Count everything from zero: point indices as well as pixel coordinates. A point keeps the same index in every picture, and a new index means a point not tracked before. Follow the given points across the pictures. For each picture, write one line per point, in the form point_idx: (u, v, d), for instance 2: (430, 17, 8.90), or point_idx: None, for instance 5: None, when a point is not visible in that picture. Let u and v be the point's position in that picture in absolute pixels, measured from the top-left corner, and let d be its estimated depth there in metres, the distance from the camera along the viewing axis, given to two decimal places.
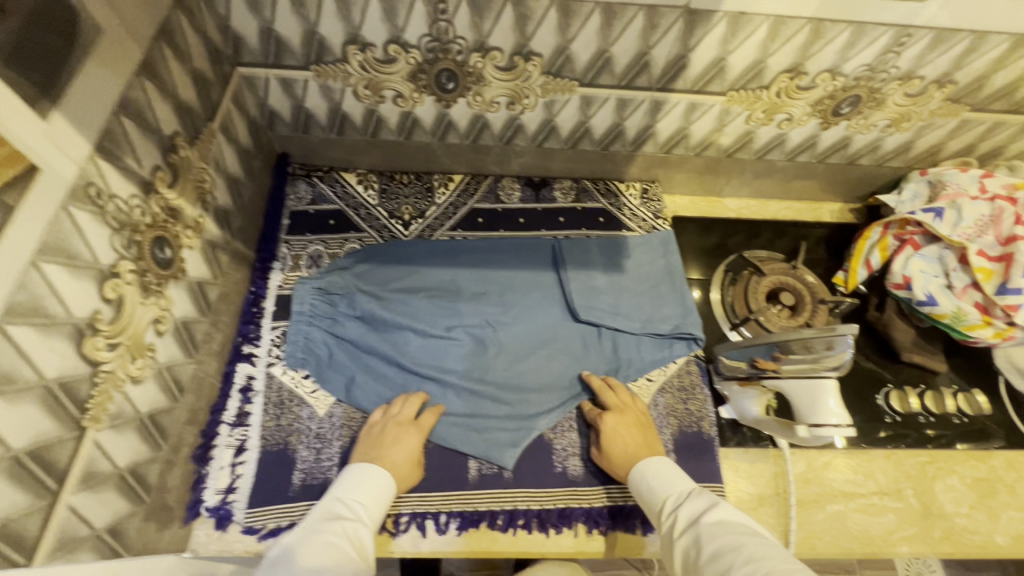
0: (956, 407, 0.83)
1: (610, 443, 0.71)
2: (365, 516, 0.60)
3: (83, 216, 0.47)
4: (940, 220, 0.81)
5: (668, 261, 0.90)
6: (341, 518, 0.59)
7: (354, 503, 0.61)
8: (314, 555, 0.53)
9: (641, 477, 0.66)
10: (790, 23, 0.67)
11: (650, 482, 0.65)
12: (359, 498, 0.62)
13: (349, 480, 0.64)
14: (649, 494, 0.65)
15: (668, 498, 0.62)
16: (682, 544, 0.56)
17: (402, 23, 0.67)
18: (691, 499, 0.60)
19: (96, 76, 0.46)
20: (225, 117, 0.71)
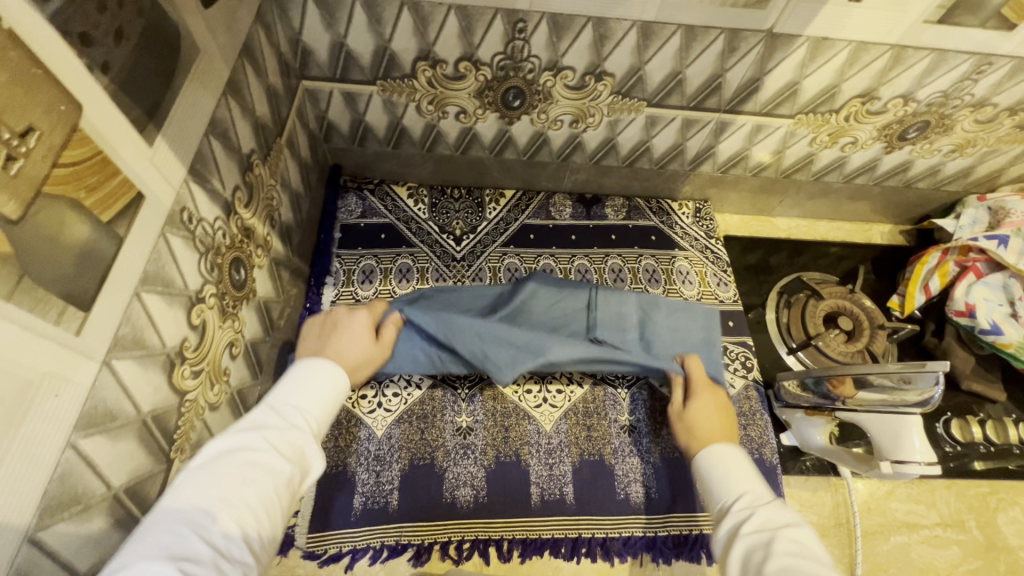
0: (1019, 437, 0.81)
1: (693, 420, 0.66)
2: (302, 421, 0.47)
3: (177, 241, 0.45)
4: (1005, 247, 0.80)
5: (710, 331, 0.76)
6: (271, 423, 0.45)
7: (296, 410, 0.48)
8: (227, 478, 0.40)
9: (716, 460, 0.59)
10: (872, 50, 0.66)
11: (727, 476, 0.57)
12: (303, 405, 0.49)
13: (294, 386, 0.51)
14: (720, 484, 0.57)
15: (744, 496, 0.54)
16: (748, 544, 0.48)
17: (478, 41, 0.65)
18: (769, 505, 0.52)
19: (189, 95, 0.45)
20: (290, 132, 0.70)
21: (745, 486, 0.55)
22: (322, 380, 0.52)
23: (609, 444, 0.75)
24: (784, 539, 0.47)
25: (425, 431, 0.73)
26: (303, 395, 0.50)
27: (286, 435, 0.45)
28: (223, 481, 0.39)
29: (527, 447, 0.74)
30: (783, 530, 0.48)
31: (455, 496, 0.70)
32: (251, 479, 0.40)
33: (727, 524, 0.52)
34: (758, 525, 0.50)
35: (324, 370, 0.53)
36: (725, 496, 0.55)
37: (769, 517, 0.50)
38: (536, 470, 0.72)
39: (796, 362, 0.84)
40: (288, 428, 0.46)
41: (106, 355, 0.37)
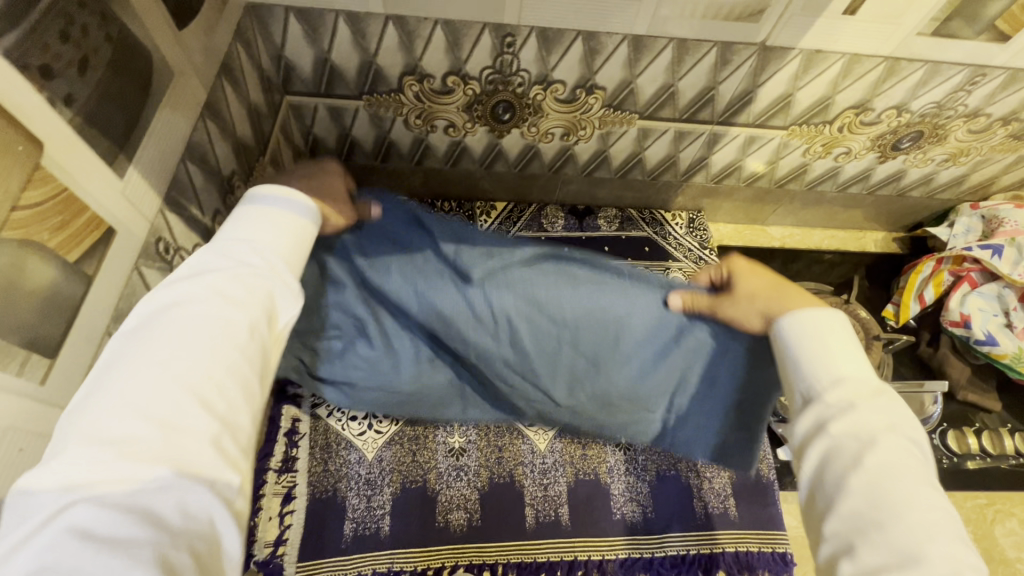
0: (1013, 447, 0.81)
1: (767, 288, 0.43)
2: (257, 257, 0.38)
3: (152, 274, 0.43)
4: (999, 257, 0.79)
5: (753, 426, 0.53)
6: (215, 266, 0.36)
7: (246, 246, 0.38)
8: (163, 340, 0.32)
9: (804, 337, 0.38)
10: (866, 62, 0.65)
11: (822, 353, 0.38)
12: (255, 238, 0.39)
13: (242, 219, 0.40)
14: (809, 360, 0.38)
15: (844, 385, 0.36)
16: (829, 450, 0.35)
17: (466, 55, 0.64)
18: (873, 399, 0.36)
19: (163, 121, 0.43)
20: (274, 150, 0.68)
21: (842, 366, 0.37)
22: (273, 218, 0.40)
23: (603, 462, 0.74)
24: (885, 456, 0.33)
25: (417, 453, 0.72)
26: (252, 231, 0.39)
27: (236, 280, 0.36)
28: (159, 347, 0.32)
29: (521, 468, 0.72)
30: (887, 438, 0.34)
31: (448, 520, 0.68)
32: (198, 341, 0.32)
33: (812, 416, 0.37)
34: (851, 428, 0.35)
35: (277, 210, 0.41)
36: (808, 376, 0.38)
37: (873, 423, 0.35)
38: (530, 491, 0.71)
39: None
40: (240, 268, 0.37)
41: (76, 402, 0.36)
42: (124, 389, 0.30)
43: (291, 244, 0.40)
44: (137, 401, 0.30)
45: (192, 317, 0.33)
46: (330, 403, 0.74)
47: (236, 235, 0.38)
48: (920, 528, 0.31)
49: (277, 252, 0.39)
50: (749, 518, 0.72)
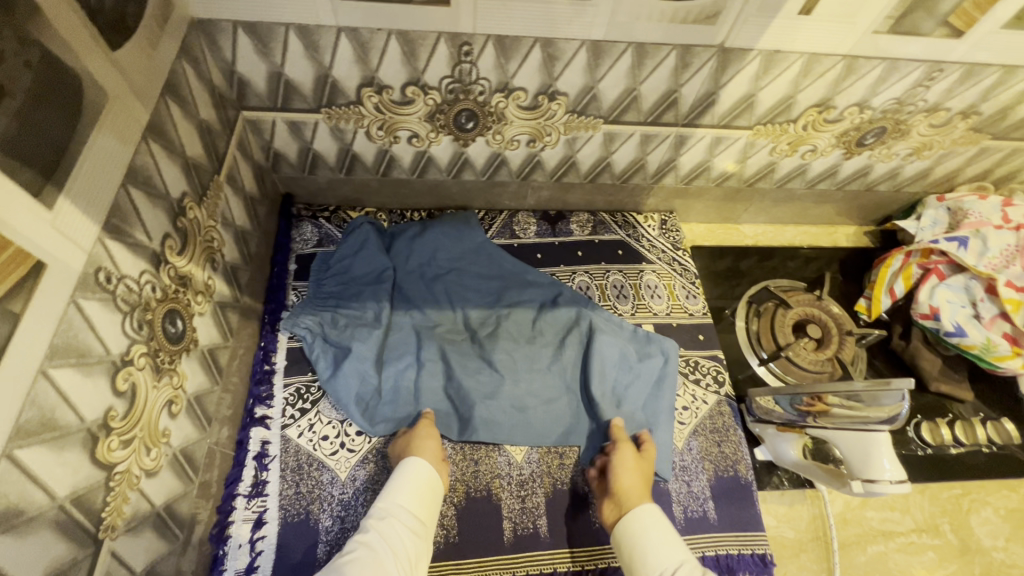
0: (986, 436, 0.82)
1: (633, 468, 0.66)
2: (405, 517, 0.58)
3: (92, 305, 0.41)
4: (964, 249, 0.80)
5: (657, 403, 0.77)
6: (382, 524, 0.57)
7: (399, 506, 0.59)
8: (359, 571, 0.52)
9: (646, 526, 0.59)
10: (824, 61, 0.65)
11: (664, 542, 0.58)
12: (406, 502, 0.60)
13: (393, 485, 0.61)
14: (658, 548, 0.58)
15: (681, 568, 0.55)
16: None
17: (423, 65, 0.63)
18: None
19: (101, 147, 0.42)
20: (231, 167, 0.67)
21: (681, 556, 0.57)
22: (417, 478, 0.62)
23: (582, 471, 0.73)
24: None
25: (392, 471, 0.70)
26: (401, 492, 0.60)
27: (394, 532, 0.57)
28: (358, 568, 0.52)
29: (498, 480, 0.71)
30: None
31: None
32: (389, 553, 0.54)
33: None
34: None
35: (411, 470, 0.62)
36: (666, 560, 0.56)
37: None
38: (508, 504, 0.70)
39: (767, 373, 0.83)
40: (407, 518, 0.58)
41: (6, 446, 0.34)
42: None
43: (429, 508, 0.61)
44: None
45: (381, 541, 0.55)
46: (301, 423, 0.70)
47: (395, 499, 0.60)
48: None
49: (423, 514, 0.60)
50: (729, 519, 0.72)
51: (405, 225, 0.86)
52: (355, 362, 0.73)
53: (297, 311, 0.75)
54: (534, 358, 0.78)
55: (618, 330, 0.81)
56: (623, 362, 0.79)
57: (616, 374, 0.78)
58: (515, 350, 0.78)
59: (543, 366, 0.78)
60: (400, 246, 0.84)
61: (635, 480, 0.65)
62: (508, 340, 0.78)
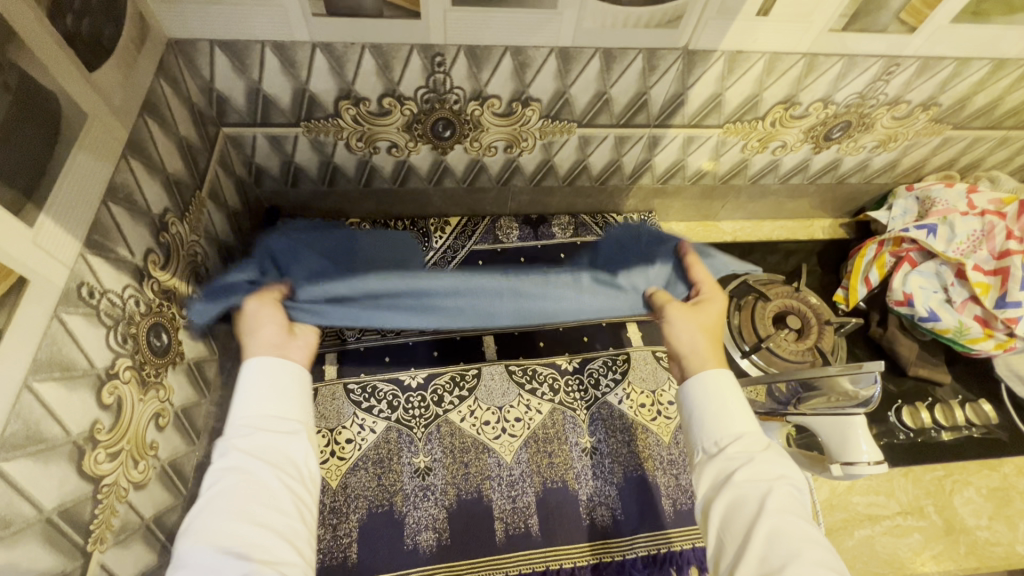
0: (966, 419, 0.84)
1: (693, 320, 0.62)
2: (275, 423, 0.52)
3: (75, 319, 0.42)
4: (934, 236, 0.83)
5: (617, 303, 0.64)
6: (246, 441, 0.50)
7: (261, 415, 0.51)
8: (239, 499, 0.47)
9: (708, 394, 0.57)
10: (785, 58, 0.67)
11: (723, 414, 0.56)
12: (264, 408, 0.52)
13: (245, 391, 0.52)
14: (715, 421, 0.56)
15: (742, 440, 0.54)
16: (741, 493, 0.51)
17: (397, 76, 0.64)
18: (764, 454, 0.53)
19: (82, 165, 0.43)
20: (213, 182, 0.68)
21: (743, 427, 0.55)
22: (272, 377, 0.53)
23: (571, 469, 0.73)
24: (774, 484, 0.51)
25: (382, 476, 0.70)
26: (259, 403, 0.52)
27: (265, 445, 0.50)
28: (233, 496, 0.47)
29: (488, 481, 0.72)
30: (765, 458, 0.53)
31: (417, 541, 0.67)
32: (264, 467, 0.49)
33: (721, 467, 0.53)
34: (750, 476, 0.51)
35: (263, 368, 0.53)
36: (719, 433, 0.55)
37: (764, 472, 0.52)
38: (499, 505, 0.71)
39: (751, 365, 0.85)
40: (277, 426, 0.51)
41: None
42: (205, 533, 0.45)
43: (302, 406, 0.54)
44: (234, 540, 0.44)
45: (251, 458, 0.49)
46: None
47: (255, 409, 0.52)
48: (814, 561, 0.46)
49: (298, 414, 0.53)
50: None
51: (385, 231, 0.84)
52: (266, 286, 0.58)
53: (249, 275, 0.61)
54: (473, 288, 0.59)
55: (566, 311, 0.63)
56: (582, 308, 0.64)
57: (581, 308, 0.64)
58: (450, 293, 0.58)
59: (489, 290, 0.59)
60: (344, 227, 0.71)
61: (696, 335, 0.61)
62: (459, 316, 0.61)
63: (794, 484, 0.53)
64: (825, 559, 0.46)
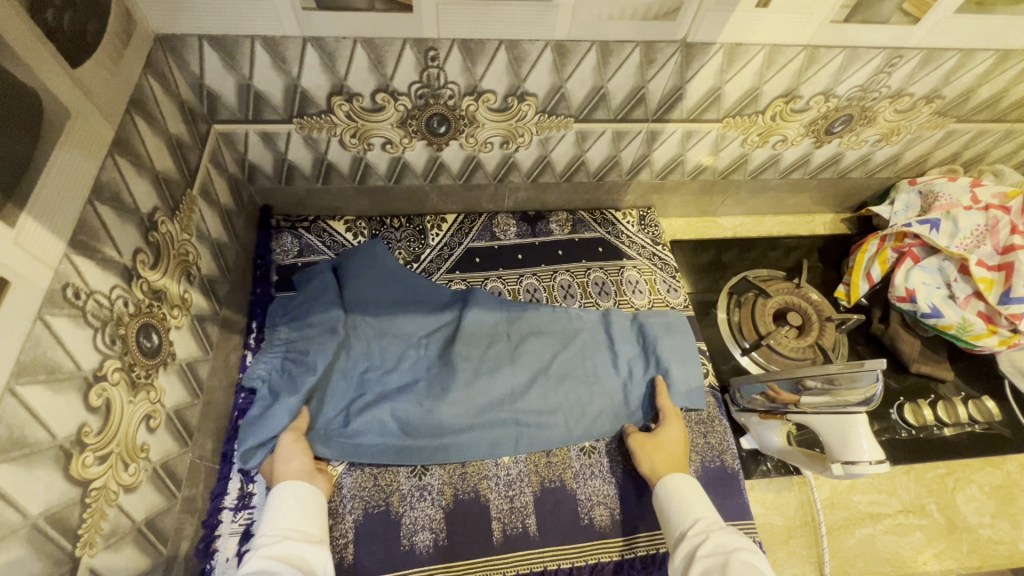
0: (968, 415, 0.83)
1: (660, 443, 0.70)
2: (302, 537, 0.56)
3: (60, 321, 0.41)
4: (937, 231, 0.81)
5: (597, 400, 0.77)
6: (278, 547, 0.54)
7: (292, 528, 0.56)
8: None
9: (678, 496, 0.64)
10: (786, 51, 0.66)
11: (687, 505, 0.62)
12: (293, 523, 0.57)
13: (274, 511, 0.58)
14: (680, 513, 0.62)
15: (699, 522, 0.60)
16: (704, 566, 0.54)
17: (390, 71, 0.63)
18: (720, 531, 0.58)
19: (66, 161, 0.43)
20: (204, 180, 0.67)
21: (701, 513, 0.61)
22: (299, 500, 0.60)
23: (569, 468, 0.73)
24: (737, 554, 0.54)
25: (378, 476, 0.70)
26: (286, 517, 0.58)
27: (293, 553, 0.54)
28: None
29: (486, 481, 0.71)
30: (718, 531, 0.58)
31: (413, 542, 0.67)
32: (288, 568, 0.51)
33: (686, 547, 0.58)
34: (711, 548, 0.55)
35: (294, 491, 0.60)
36: (684, 522, 0.61)
37: (721, 542, 0.56)
38: (496, 504, 0.70)
39: (750, 363, 0.84)
40: (303, 539, 0.56)
41: None
42: None
43: (321, 524, 0.59)
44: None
45: (276, 560, 0.52)
46: None
47: (285, 525, 0.57)
48: None
49: (319, 533, 0.58)
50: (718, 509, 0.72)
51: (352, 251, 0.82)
52: (295, 407, 0.68)
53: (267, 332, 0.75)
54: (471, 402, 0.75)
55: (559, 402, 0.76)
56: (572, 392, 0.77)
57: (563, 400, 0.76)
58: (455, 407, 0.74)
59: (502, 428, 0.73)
60: (348, 299, 0.78)
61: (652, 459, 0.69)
62: (462, 404, 0.74)
63: (754, 555, 0.55)
64: None
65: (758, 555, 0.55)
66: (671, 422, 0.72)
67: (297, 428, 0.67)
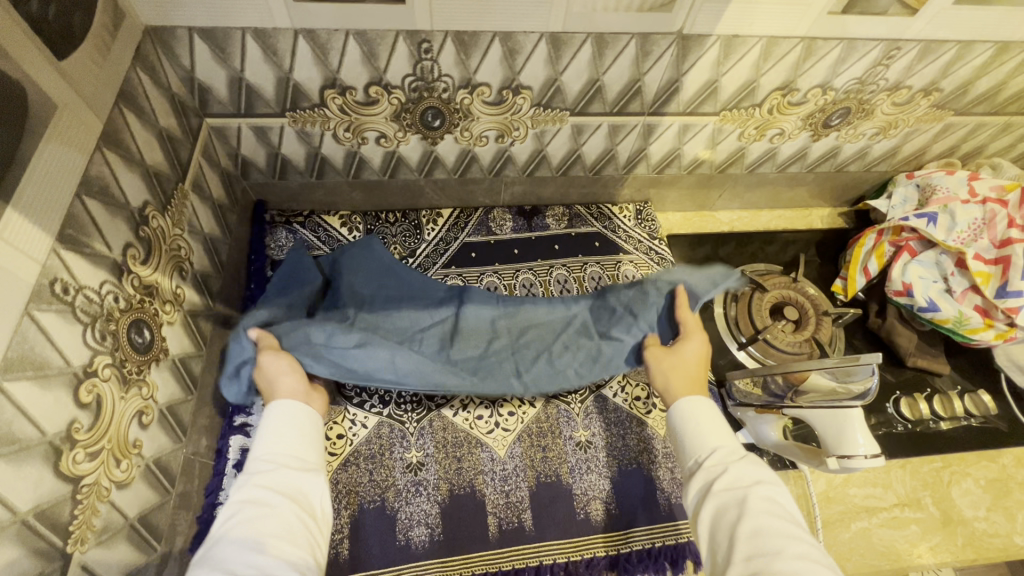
0: (964, 409, 0.83)
1: (679, 360, 0.64)
2: (295, 463, 0.53)
3: (48, 317, 0.41)
4: (934, 225, 0.81)
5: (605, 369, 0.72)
6: (269, 475, 0.51)
7: (285, 454, 0.53)
8: (263, 528, 0.47)
9: (692, 424, 0.58)
10: (783, 43, 0.66)
11: (700, 431, 0.57)
12: (286, 448, 0.54)
13: (265, 435, 0.55)
14: (693, 439, 0.58)
15: (716, 452, 0.55)
16: (721, 502, 0.51)
17: (384, 64, 0.63)
18: (739, 461, 0.53)
19: (53, 155, 0.42)
20: (196, 174, 0.66)
21: (718, 441, 0.56)
22: (291, 423, 0.56)
23: (565, 463, 0.73)
24: (757, 493, 0.50)
25: (373, 471, 0.70)
26: (274, 442, 0.54)
27: (287, 481, 0.51)
28: (263, 524, 0.47)
29: (481, 476, 0.71)
30: (737, 462, 0.53)
31: (409, 537, 0.67)
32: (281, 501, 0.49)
33: (698, 478, 0.54)
34: (728, 485, 0.52)
35: (284, 415, 0.56)
36: (697, 451, 0.56)
37: (740, 478, 0.51)
38: (491, 499, 0.70)
39: (748, 357, 0.85)
40: (296, 465, 0.53)
41: None
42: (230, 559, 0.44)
43: (315, 448, 0.56)
44: (245, 566, 0.44)
45: (269, 492, 0.50)
46: None
47: (278, 450, 0.54)
48: (799, 556, 0.44)
49: (314, 457, 0.55)
50: None
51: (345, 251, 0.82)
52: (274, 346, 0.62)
53: (262, 305, 0.69)
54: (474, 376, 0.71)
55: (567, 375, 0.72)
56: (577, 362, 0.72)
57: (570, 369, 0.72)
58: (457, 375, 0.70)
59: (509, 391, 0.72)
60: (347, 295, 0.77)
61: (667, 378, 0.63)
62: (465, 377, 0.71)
63: (776, 488, 0.51)
64: (813, 557, 0.45)
65: (779, 488, 0.51)
66: (692, 338, 0.65)
67: (272, 344, 0.62)
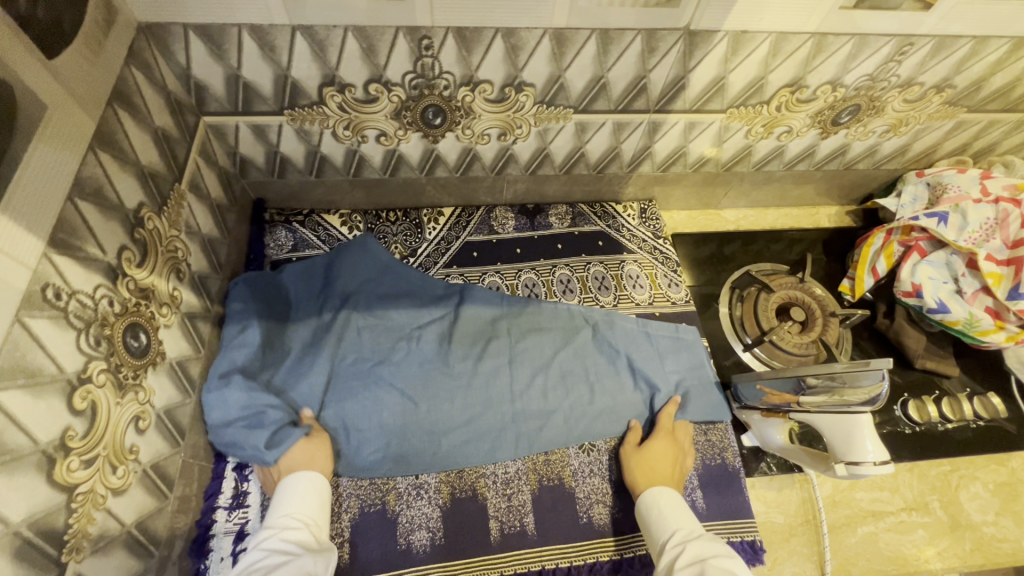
0: (973, 412, 0.82)
1: (651, 458, 0.69)
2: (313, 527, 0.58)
3: (40, 323, 0.40)
4: (944, 224, 0.80)
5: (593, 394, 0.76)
6: (291, 533, 0.56)
7: (307, 517, 0.59)
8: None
9: (656, 511, 0.64)
10: (793, 39, 0.64)
11: (662, 515, 0.63)
12: (307, 511, 0.59)
13: (288, 496, 0.60)
14: (657, 524, 0.63)
15: (677, 533, 0.60)
16: None
17: (384, 61, 0.61)
18: (697, 541, 0.58)
19: (44, 156, 0.41)
20: (194, 174, 0.65)
21: (679, 524, 0.61)
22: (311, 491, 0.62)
23: (568, 465, 0.72)
24: (712, 562, 0.54)
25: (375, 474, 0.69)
26: (299, 503, 0.60)
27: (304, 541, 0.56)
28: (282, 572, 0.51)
29: (483, 479, 0.70)
30: (694, 540, 0.58)
31: (410, 541, 0.66)
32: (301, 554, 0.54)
33: (664, 560, 0.58)
34: (689, 558, 0.56)
35: (309, 482, 0.62)
36: (662, 535, 0.61)
37: (698, 553, 0.56)
38: (493, 503, 0.69)
39: (753, 359, 0.83)
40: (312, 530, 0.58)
41: None
42: None
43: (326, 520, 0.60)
44: None
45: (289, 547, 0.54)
46: None
47: (297, 511, 0.59)
48: None
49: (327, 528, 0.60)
50: (716, 507, 0.72)
51: (344, 248, 0.81)
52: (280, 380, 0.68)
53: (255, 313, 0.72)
54: (465, 391, 0.74)
55: (560, 396, 0.75)
56: (569, 386, 0.76)
57: (562, 394, 0.76)
58: (451, 391, 0.74)
59: (504, 417, 0.73)
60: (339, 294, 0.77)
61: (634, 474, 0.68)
62: (460, 397, 0.74)
63: (732, 560, 0.55)
64: None
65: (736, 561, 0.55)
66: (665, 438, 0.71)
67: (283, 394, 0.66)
